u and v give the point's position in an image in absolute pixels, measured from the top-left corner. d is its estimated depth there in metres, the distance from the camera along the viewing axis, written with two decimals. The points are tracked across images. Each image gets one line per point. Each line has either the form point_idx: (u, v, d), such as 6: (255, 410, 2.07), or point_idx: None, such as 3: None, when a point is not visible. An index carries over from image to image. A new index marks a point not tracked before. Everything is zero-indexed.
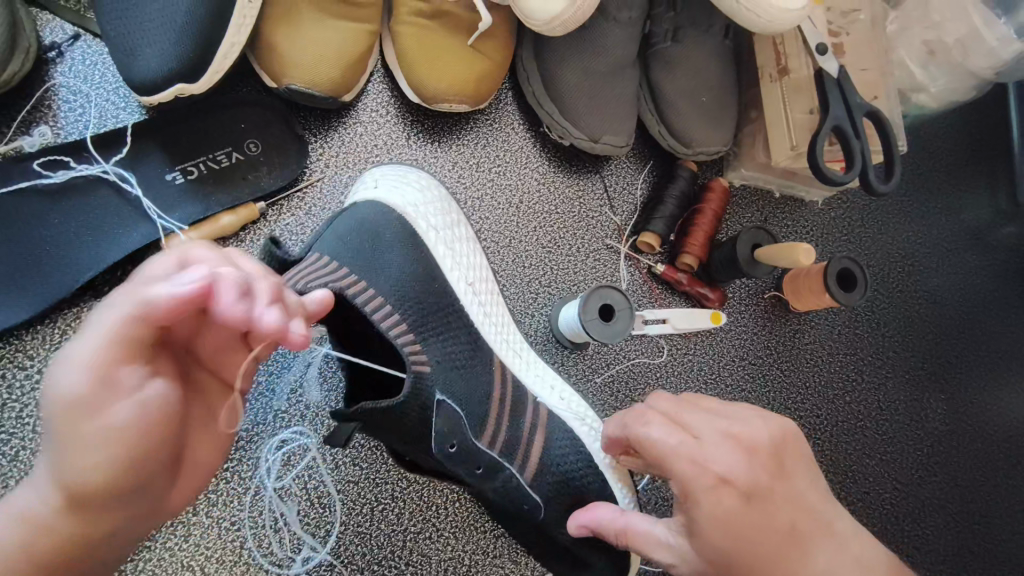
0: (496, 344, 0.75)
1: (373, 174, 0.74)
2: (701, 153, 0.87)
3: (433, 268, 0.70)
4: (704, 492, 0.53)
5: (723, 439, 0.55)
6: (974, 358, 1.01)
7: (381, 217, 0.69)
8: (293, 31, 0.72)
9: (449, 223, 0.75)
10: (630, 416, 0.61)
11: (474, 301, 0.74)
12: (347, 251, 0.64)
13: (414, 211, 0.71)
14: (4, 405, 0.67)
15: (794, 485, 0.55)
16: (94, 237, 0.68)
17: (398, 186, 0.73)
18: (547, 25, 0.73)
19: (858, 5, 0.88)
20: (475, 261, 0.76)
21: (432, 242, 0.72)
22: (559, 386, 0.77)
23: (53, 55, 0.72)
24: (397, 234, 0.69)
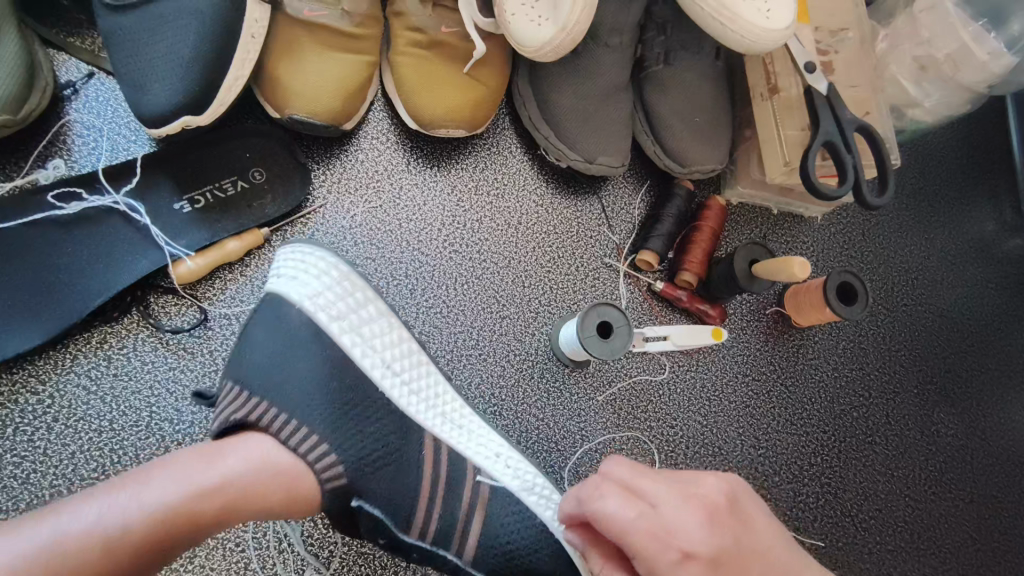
0: (425, 418, 0.71)
1: (277, 259, 0.73)
2: (697, 172, 0.89)
3: (341, 359, 0.68)
4: (671, 570, 0.50)
5: (681, 504, 0.53)
6: (985, 373, 1.00)
7: (288, 314, 0.69)
8: (294, 64, 0.75)
9: (351, 306, 0.73)
10: (585, 489, 0.55)
11: (397, 385, 0.71)
12: (257, 370, 0.65)
13: (313, 304, 0.70)
14: (16, 428, 0.69)
15: (756, 540, 0.54)
16: (104, 265, 0.71)
17: (298, 277, 0.71)
18: (539, 52, 0.75)
19: (847, 24, 0.90)
20: (391, 338, 0.74)
21: (337, 333, 0.70)
22: (505, 455, 0.74)
23: (68, 93, 0.76)
24: (300, 335, 0.68)
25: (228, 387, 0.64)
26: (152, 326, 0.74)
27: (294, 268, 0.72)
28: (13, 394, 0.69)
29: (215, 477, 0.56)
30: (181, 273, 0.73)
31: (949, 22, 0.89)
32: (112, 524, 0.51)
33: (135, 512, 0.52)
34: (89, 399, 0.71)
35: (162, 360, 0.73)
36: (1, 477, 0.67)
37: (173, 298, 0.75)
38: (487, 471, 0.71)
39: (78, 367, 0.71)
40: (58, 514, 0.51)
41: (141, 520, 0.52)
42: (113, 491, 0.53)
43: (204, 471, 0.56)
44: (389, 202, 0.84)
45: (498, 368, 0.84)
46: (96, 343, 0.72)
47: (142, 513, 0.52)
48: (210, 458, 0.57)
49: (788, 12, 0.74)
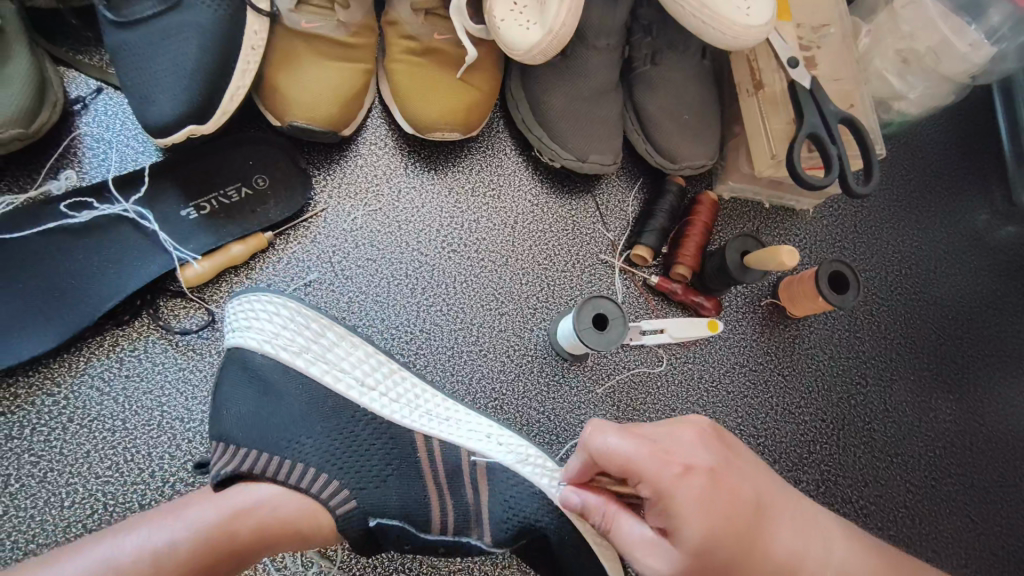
0: (412, 420, 0.73)
1: (230, 311, 0.74)
2: (687, 167, 0.91)
3: (316, 390, 0.70)
4: (675, 482, 0.55)
5: (675, 431, 0.59)
6: (981, 358, 1.01)
7: (254, 362, 0.70)
8: (293, 74, 0.78)
9: (315, 340, 0.74)
10: (585, 431, 0.61)
11: (377, 398, 0.73)
12: (236, 413, 0.67)
13: (273, 346, 0.71)
14: (33, 429, 0.71)
15: (746, 462, 0.60)
16: (115, 271, 0.73)
17: (252, 323, 0.72)
18: (528, 54, 0.78)
19: (829, 20, 0.92)
20: (361, 354, 0.76)
21: (303, 365, 0.71)
22: (495, 433, 0.76)
23: (78, 107, 0.79)
24: (267, 374, 0.70)
25: (216, 444, 0.65)
26: (162, 329, 0.76)
27: (248, 317, 0.73)
28: (30, 396, 0.72)
29: (249, 502, 0.60)
30: (189, 277, 0.76)
31: (930, 16, 0.92)
32: (159, 543, 0.55)
33: (179, 532, 0.56)
34: (103, 400, 0.73)
35: (172, 361, 0.76)
36: (19, 475, 0.70)
37: (181, 301, 0.78)
38: (480, 450, 0.73)
39: (91, 369, 0.74)
40: (110, 542, 0.55)
41: (185, 539, 0.56)
42: (156, 517, 0.58)
43: (235, 496, 0.60)
44: (388, 205, 0.87)
45: (499, 362, 0.86)
46: (108, 346, 0.75)
47: (186, 534, 0.56)
48: (239, 488, 0.61)
49: (768, 11, 0.77)
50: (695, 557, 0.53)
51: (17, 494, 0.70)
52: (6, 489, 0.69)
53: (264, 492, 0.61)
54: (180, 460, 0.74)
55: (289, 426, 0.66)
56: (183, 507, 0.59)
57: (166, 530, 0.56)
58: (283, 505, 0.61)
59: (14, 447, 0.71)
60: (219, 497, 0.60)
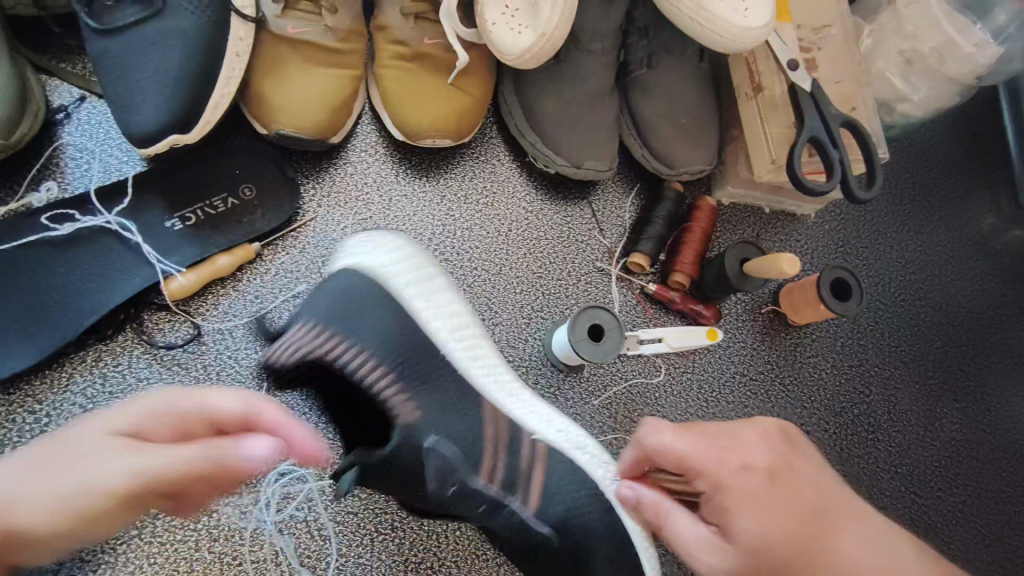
0: (484, 383, 0.71)
1: (351, 246, 0.73)
2: (685, 173, 0.88)
3: (411, 322, 0.68)
4: (733, 476, 0.58)
5: (735, 429, 0.61)
6: (987, 366, 0.99)
7: (363, 283, 0.67)
8: (280, 80, 0.76)
9: (419, 273, 0.73)
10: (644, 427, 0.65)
11: (463, 352, 0.71)
12: (337, 313, 0.64)
13: (389, 275, 0.70)
14: (14, 447, 0.70)
15: (808, 462, 0.61)
16: (98, 284, 0.72)
17: (362, 253, 0.71)
18: (520, 60, 0.77)
19: (829, 21, 0.90)
20: (450, 307, 0.73)
21: (410, 300, 0.70)
22: (557, 421, 0.73)
23: (61, 116, 0.78)
24: (374, 297, 0.67)
25: (298, 323, 0.62)
26: (146, 343, 0.75)
27: (360, 249, 0.72)
28: (11, 414, 0.70)
29: (211, 409, 0.51)
30: (174, 289, 0.74)
31: (933, 16, 0.90)
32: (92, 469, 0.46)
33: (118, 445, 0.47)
34: (85, 417, 0.72)
35: (157, 376, 0.74)
36: None
37: (167, 315, 0.76)
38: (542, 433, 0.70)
39: (74, 386, 0.72)
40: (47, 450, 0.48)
41: (118, 455, 0.47)
42: (95, 421, 0.49)
43: (191, 399, 0.51)
44: (379, 212, 0.85)
45: None
46: (91, 362, 0.73)
47: (126, 443, 0.48)
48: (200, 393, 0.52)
49: (767, 11, 0.75)
50: (750, 554, 0.55)
51: None
52: None
53: (227, 409, 0.52)
54: None
55: (380, 345, 0.64)
56: (123, 414, 0.50)
57: (103, 437, 0.48)
58: (252, 422, 0.52)
59: None
60: (171, 399, 0.51)
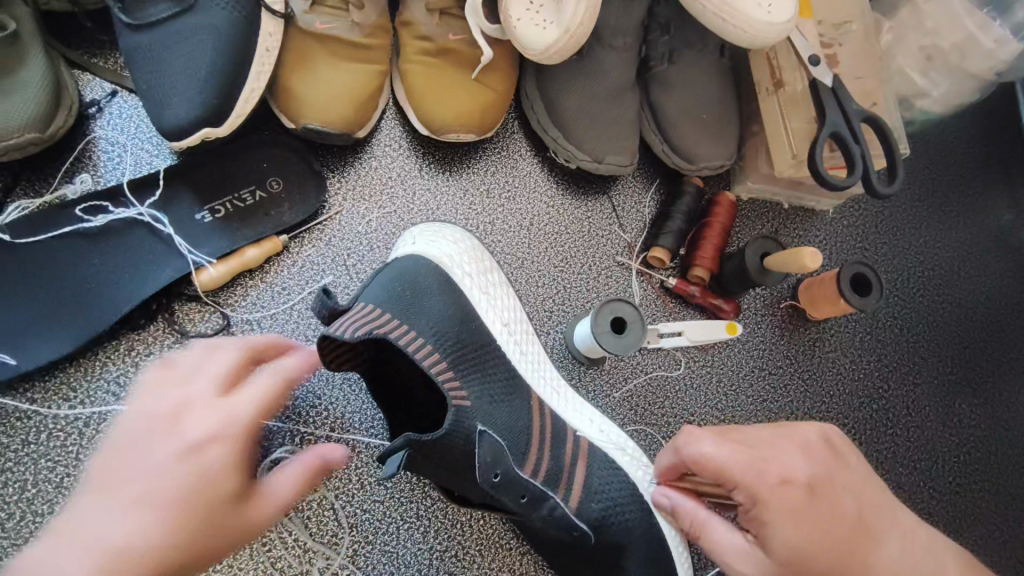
0: (534, 378, 0.77)
1: (413, 232, 0.78)
2: (705, 168, 0.89)
3: (469, 307, 0.73)
4: (772, 492, 0.56)
5: (777, 440, 0.59)
6: (1006, 363, 0.99)
7: (430, 267, 0.72)
8: (307, 74, 0.77)
9: (478, 263, 0.77)
10: (681, 434, 0.62)
11: (512, 345, 0.76)
12: (398, 298, 0.67)
13: (453, 262, 0.74)
14: (49, 434, 0.71)
15: (852, 474, 0.59)
16: (131, 275, 0.73)
17: (434, 241, 0.76)
18: (545, 55, 0.77)
19: (850, 16, 0.90)
20: (507, 303, 0.78)
21: (469, 288, 0.74)
22: (598, 420, 0.79)
23: (93, 111, 0.79)
24: (436, 282, 0.72)
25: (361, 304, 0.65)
26: (177, 333, 0.76)
27: (428, 237, 0.76)
28: (47, 402, 0.72)
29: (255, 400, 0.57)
30: (204, 281, 0.75)
31: (954, 11, 0.90)
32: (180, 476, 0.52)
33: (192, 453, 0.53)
34: (118, 405, 0.73)
35: None
36: (36, 481, 0.70)
37: (196, 306, 0.77)
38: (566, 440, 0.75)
39: (107, 374, 0.74)
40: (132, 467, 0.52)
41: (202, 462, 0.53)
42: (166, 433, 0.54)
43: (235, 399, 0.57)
44: (403, 207, 0.86)
45: None
46: (123, 351, 0.75)
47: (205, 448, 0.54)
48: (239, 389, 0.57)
49: (790, 7, 0.76)
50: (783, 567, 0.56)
51: (34, 499, 0.69)
52: (23, 494, 0.69)
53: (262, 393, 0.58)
54: None
55: (438, 330, 0.68)
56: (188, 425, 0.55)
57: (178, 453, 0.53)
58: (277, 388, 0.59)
59: (31, 452, 0.70)
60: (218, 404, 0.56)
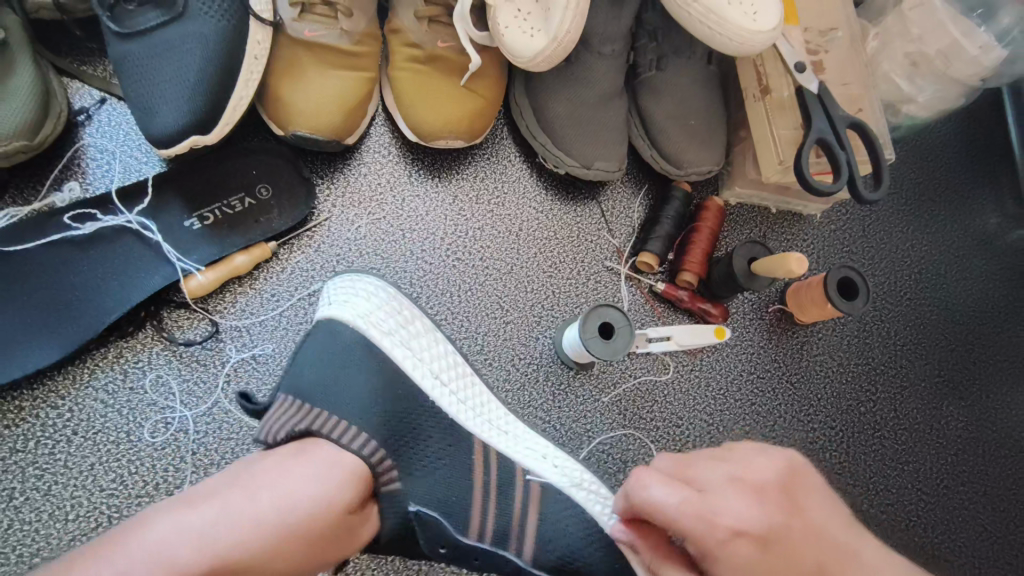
0: (474, 424, 0.74)
1: (327, 291, 0.77)
2: (693, 173, 0.90)
3: (394, 371, 0.71)
4: (722, 548, 0.54)
5: (727, 489, 0.56)
6: (992, 365, 1.00)
7: (344, 334, 0.72)
8: (296, 82, 0.78)
9: (404, 324, 0.76)
10: (630, 479, 0.59)
11: (445, 394, 0.74)
12: (314, 383, 0.66)
13: (364, 322, 0.73)
14: (37, 442, 0.71)
15: (813, 520, 0.55)
16: (119, 282, 0.73)
17: (348, 301, 0.75)
18: (533, 62, 0.78)
19: (836, 23, 0.91)
20: (436, 351, 0.77)
21: (388, 346, 0.73)
22: (551, 455, 0.77)
23: (82, 118, 0.79)
24: (347, 350, 0.71)
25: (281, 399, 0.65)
26: (165, 340, 0.76)
27: (346, 294, 0.76)
28: (34, 409, 0.72)
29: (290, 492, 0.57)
30: (193, 287, 0.76)
31: (939, 18, 0.91)
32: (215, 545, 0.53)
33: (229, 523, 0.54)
34: (107, 412, 0.73)
35: (175, 372, 0.76)
36: (24, 489, 0.70)
37: (185, 312, 0.77)
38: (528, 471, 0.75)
39: (95, 381, 0.74)
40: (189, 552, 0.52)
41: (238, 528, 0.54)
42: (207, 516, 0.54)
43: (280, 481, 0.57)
44: (392, 213, 0.86)
45: (504, 371, 0.85)
46: (112, 358, 0.75)
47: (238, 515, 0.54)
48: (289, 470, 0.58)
49: (775, 14, 0.76)
50: None
51: (21, 507, 0.70)
52: (11, 502, 0.69)
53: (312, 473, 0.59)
54: (185, 472, 0.73)
55: (356, 398, 0.67)
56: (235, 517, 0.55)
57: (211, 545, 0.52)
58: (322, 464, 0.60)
59: (19, 460, 0.71)
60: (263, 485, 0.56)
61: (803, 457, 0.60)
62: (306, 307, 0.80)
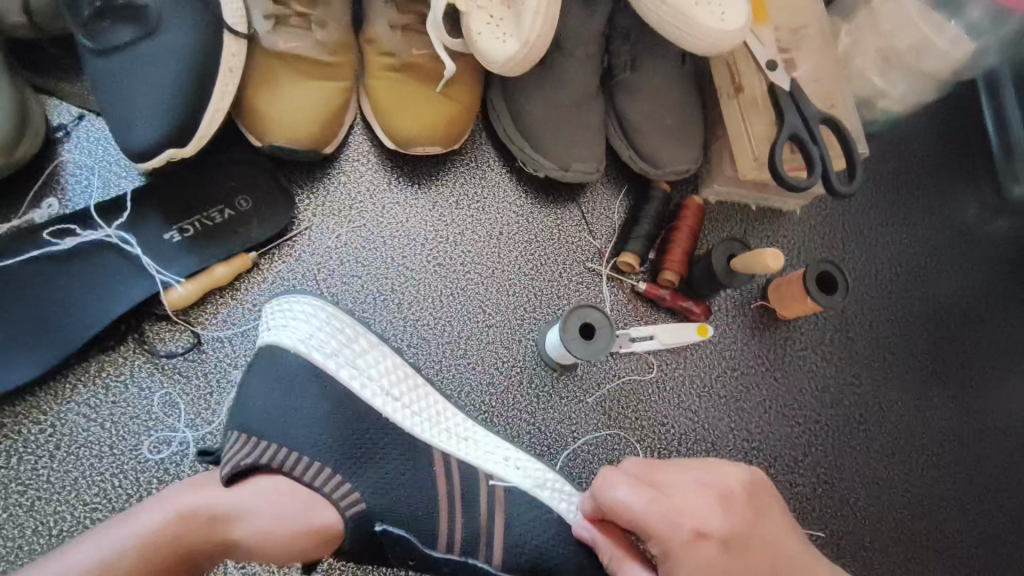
0: (431, 436, 0.74)
1: (269, 314, 0.76)
2: (671, 173, 0.91)
3: (342, 394, 0.71)
4: (684, 547, 0.58)
5: (695, 494, 0.60)
6: (975, 355, 1.00)
7: (284, 361, 0.71)
8: (273, 94, 0.78)
9: (347, 344, 0.76)
10: (600, 479, 0.64)
11: (399, 409, 0.75)
12: (261, 413, 0.67)
13: (306, 345, 0.73)
14: (20, 457, 0.71)
15: (772, 532, 0.60)
16: (100, 297, 0.74)
17: (287, 324, 0.75)
18: (506, 67, 0.79)
19: (807, 21, 0.92)
20: (384, 364, 0.77)
21: (334, 368, 0.73)
22: (513, 457, 0.78)
23: (60, 135, 0.80)
24: (299, 375, 0.71)
25: (238, 435, 0.65)
26: (147, 353, 0.77)
27: (284, 318, 0.75)
28: (17, 425, 0.72)
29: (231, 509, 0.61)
30: (173, 299, 0.76)
31: (908, 14, 0.92)
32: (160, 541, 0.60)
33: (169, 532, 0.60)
34: (89, 426, 0.74)
35: (158, 385, 0.76)
36: (7, 505, 0.70)
37: (167, 325, 0.78)
38: (499, 475, 0.75)
39: (78, 396, 0.74)
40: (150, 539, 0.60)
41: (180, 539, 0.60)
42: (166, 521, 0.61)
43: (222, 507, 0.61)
44: (373, 220, 0.87)
45: (487, 374, 0.86)
46: (94, 373, 0.75)
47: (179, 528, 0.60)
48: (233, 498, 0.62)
49: (742, 15, 0.78)
50: None
51: (5, 524, 0.70)
52: None
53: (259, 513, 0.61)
54: (169, 483, 0.74)
55: (307, 429, 0.67)
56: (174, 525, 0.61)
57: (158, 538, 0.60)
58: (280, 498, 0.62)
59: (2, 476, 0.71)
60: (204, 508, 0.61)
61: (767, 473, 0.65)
62: None
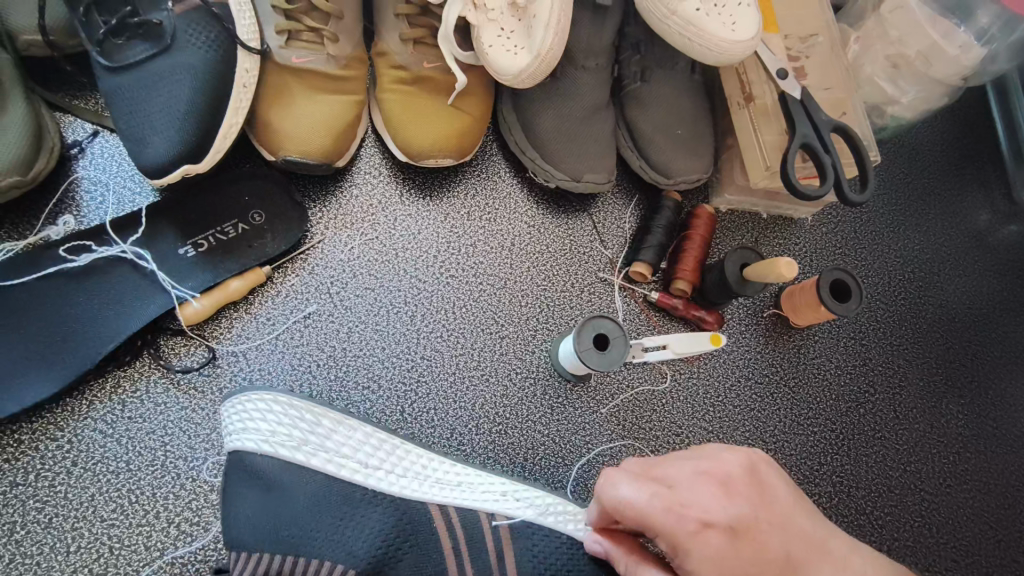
0: (423, 491, 0.76)
1: (224, 416, 0.73)
2: (682, 182, 0.90)
3: (322, 479, 0.73)
4: (693, 539, 0.57)
5: (696, 483, 0.60)
6: (990, 361, 1.00)
7: (254, 464, 0.71)
8: (286, 108, 0.79)
9: (311, 430, 0.75)
10: (601, 480, 0.62)
11: (381, 476, 0.75)
12: (254, 521, 0.68)
13: (273, 443, 0.72)
14: (37, 474, 0.71)
15: (778, 512, 0.60)
16: (116, 313, 0.74)
17: (246, 424, 0.73)
18: (517, 79, 0.79)
19: (816, 30, 0.92)
20: (358, 436, 0.76)
21: (304, 458, 0.73)
22: (511, 491, 0.78)
23: (75, 151, 0.80)
24: (271, 478, 0.71)
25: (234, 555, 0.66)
26: (163, 368, 0.77)
27: (244, 418, 0.73)
28: (35, 442, 0.72)
29: None
30: (189, 314, 0.76)
31: (918, 20, 0.92)
32: None
33: None
34: (106, 443, 0.74)
35: (174, 400, 0.76)
36: (25, 522, 0.70)
37: (182, 340, 0.78)
38: (504, 513, 0.77)
39: (94, 413, 0.74)
40: None
41: None
42: None
43: None
44: (385, 232, 0.87)
45: (501, 386, 0.85)
46: (110, 389, 0.75)
47: None
48: None
49: (753, 24, 0.78)
50: None
51: (23, 541, 0.70)
52: (13, 536, 0.70)
53: None
54: (185, 500, 0.74)
55: (302, 522, 0.69)
56: None
57: None
58: None
59: (19, 494, 0.71)
60: None
61: (761, 453, 0.65)
62: (301, 330, 0.82)
